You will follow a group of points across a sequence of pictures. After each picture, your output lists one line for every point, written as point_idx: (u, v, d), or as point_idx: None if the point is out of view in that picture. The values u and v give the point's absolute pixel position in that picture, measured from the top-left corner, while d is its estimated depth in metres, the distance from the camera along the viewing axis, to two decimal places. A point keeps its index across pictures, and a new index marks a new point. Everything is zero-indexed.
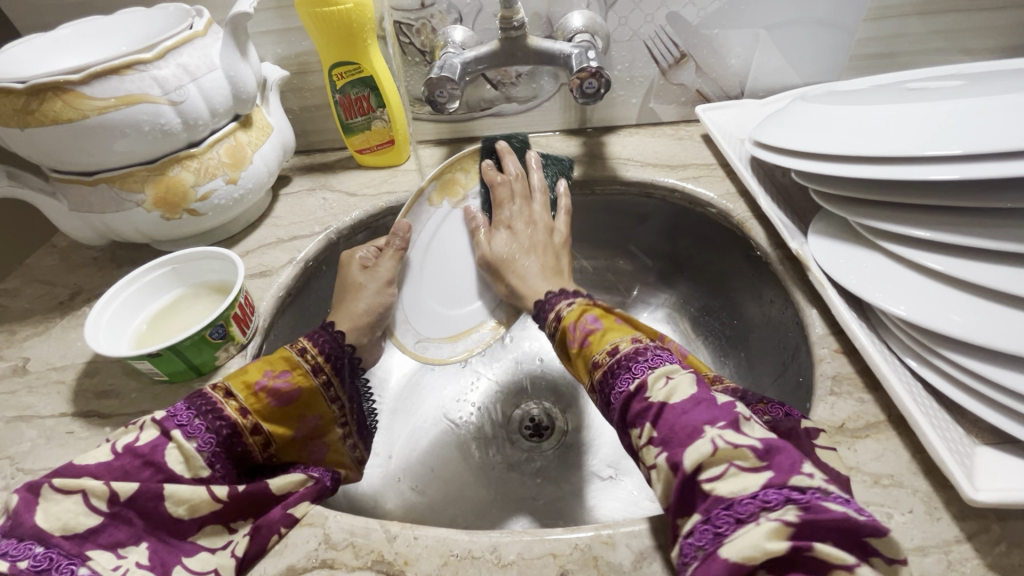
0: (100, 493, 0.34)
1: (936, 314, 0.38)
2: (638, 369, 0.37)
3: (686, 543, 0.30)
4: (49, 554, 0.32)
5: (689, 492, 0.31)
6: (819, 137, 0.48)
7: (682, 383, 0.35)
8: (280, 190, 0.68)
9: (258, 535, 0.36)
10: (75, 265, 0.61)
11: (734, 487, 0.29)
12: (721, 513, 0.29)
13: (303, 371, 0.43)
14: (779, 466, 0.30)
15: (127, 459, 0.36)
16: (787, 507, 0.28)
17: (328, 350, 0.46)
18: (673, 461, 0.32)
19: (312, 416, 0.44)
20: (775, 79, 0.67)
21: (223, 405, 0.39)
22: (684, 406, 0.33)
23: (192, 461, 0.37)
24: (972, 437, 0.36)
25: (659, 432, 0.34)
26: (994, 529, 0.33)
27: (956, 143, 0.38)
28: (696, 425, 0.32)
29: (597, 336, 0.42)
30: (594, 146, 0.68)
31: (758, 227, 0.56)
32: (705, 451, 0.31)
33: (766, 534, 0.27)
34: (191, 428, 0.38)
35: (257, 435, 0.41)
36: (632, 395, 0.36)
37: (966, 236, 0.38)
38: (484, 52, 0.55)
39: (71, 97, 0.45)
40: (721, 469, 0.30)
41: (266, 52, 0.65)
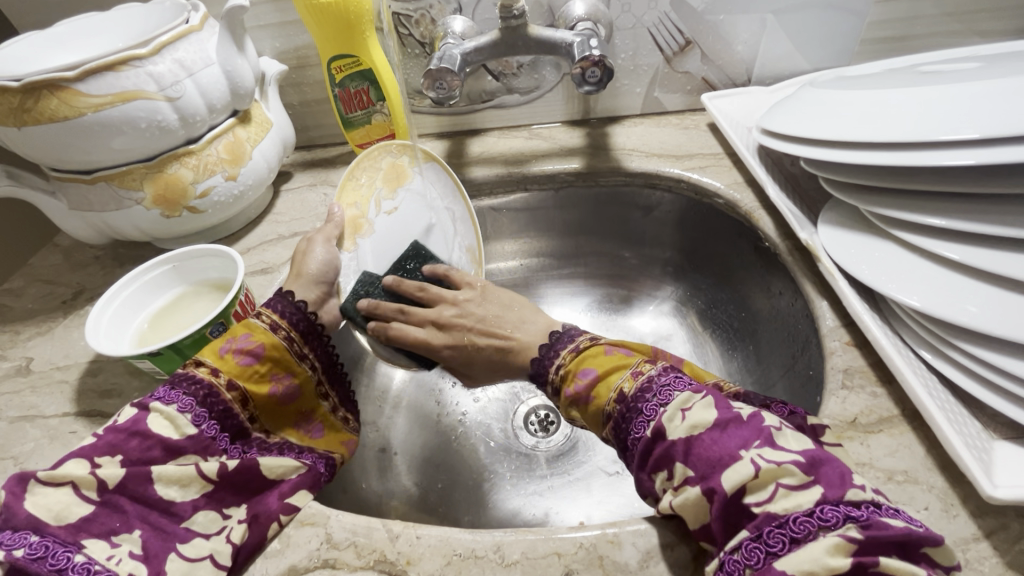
0: (89, 481, 0.33)
1: (952, 305, 0.36)
2: (648, 410, 0.36)
3: (729, 562, 0.29)
4: (44, 542, 0.31)
5: (733, 514, 0.30)
6: (828, 124, 0.46)
7: (699, 411, 0.34)
8: (281, 186, 0.68)
9: (256, 524, 0.36)
10: (78, 265, 0.61)
11: (786, 506, 0.29)
12: (774, 532, 0.28)
13: (263, 330, 0.43)
14: (829, 480, 0.29)
15: (111, 436, 0.36)
16: (847, 525, 0.27)
17: (286, 312, 0.45)
18: (710, 486, 0.31)
19: (287, 374, 0.44)
20: (782, 65, 0.65)
21: (194, 370, 0.40)
22: (712, 436, 0.32)
23: (176, 422, 0.37)
24: (989, 431, 0.34)
25: (694, 469, 0.32)
26: (1013, 526, 0.32)
27: (972, 127, 0.36)
28: (732, 451, 0.31)
29: (599, 386, 0.41)
30: (597, 137, 0.67)
31: (767, 217, 0.55)
32: (748, 471, 0.30)
33: (828, 549, 0.26)
34: (170, 397, 0.38)
35: (233, 391, 0.41)
36: (651, 440, 0.35)
37: (983, 225, 0.36)
38: (484, 42, 0.54)
39: (65, 94, 0.44)
40: (768, 491, 0.29)
41: (264, 46, 0.65)
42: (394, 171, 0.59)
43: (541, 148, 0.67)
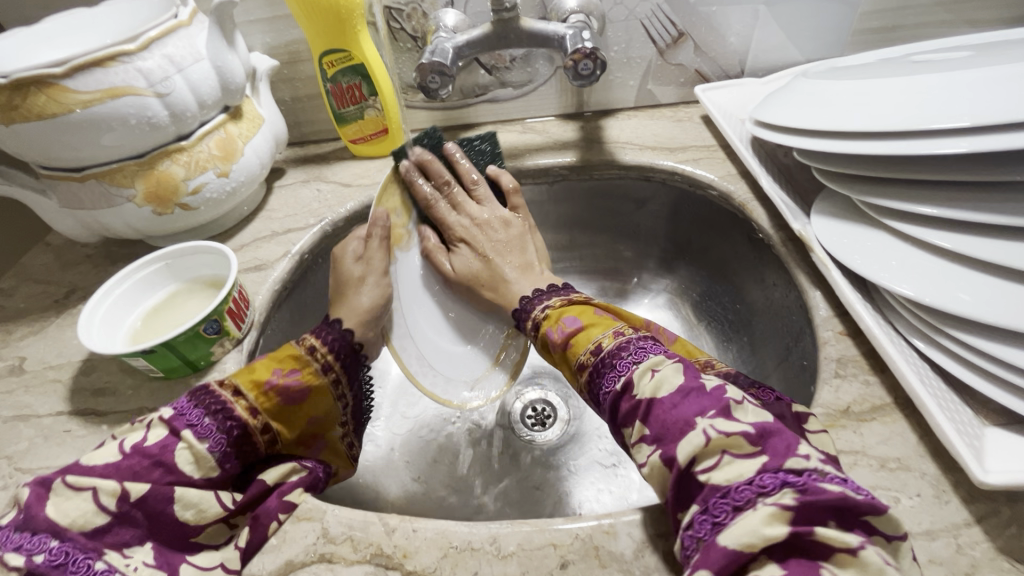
0: (111, 491, 0.34)
1: (944, 293, 0.37)
2: (622, 367, 0.37)
3: (687, 538, 0.30)
4: (64, 548, 0.32)
5: (686, 486, 0.31)
6: (821, 114, 0.46)
7: (667, 373, 0.35)
8: (274, 182, 0.68)
9: (257, 524, 0.36)
10: (70, 263, 0.61)
11: (729, 475, 0.29)
12: (719, 503, 0.29)
13: (313, 370, 0.44)
14: (774, 450, 0.30)
15: (136, 459, 0.35)
16: (784, 491, 0.28)
17: (337, 348, 0.46)
18: (667, 456, 0.32)
19: (318, 415, 0.44)
20: (775, 56, 0.65)
21: (234, 404, 0.40)
22: (672, 400, 0.33)
23: (202, 461, 0.37)
24: (980, 418, 0.35)
25: (652, 429, 0.33)
26: (1003, 511, 0.32)
27: (963, 115, 0.37)
28: (688, 417, 0.32)
29: (579, 336, 0.42)
30: (591, 131, 0.67)
31: (760, 208, 0.55)
32: (698, 441, 0.30)
33: (763, 520, 0.27)
34: (202, 429, 0.38)
35: (266, 434, 0.41)
36: (619, 394, 0.36)
37: (975, 213, 0.37)
38: (476, 35, 0.54)
39: (54, 90, 0.44)
40: (716, 459, 0.30)
41: (255, 41, 0.64)
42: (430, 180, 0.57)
43: (535, 141, 0.67)
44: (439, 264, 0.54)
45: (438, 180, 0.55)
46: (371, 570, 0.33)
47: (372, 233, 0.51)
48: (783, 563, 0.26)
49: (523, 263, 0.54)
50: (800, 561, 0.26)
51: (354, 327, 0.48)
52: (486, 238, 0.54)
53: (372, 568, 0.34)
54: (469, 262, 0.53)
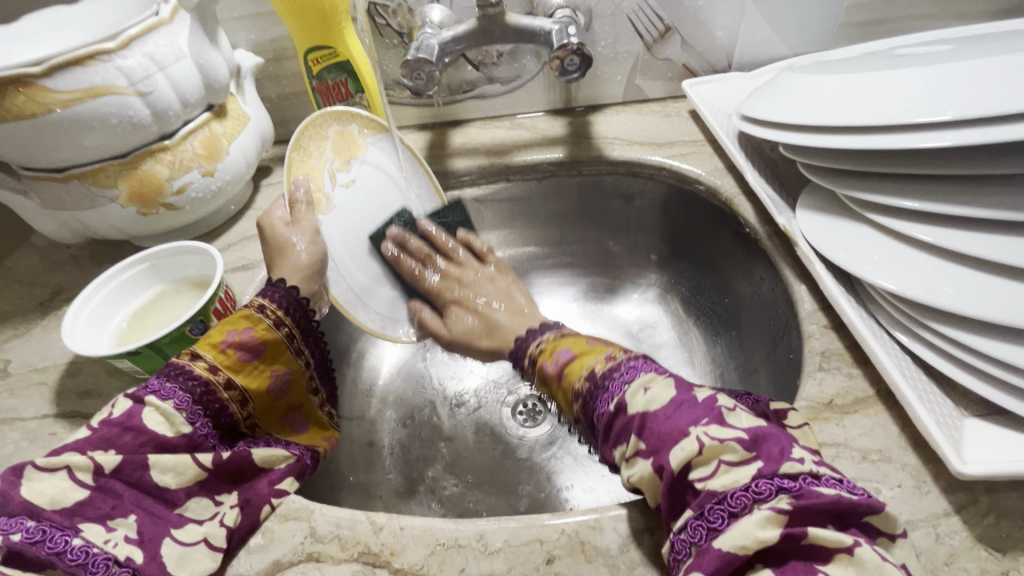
0: (84, 466, 0.34)
1: (927, 286, 0.37)
2: (614, 388, 0.37)
3: (678, 542, 0.30)
4: (41, 527, 0.31)
5: (679, 492, 0.31)
6: (806, 109, 0.46)
7: (659, 389, 0.35)
8: (261, 180, 0.67)
9: (248, 508, 0.36)
10: (54, 264, 0.60)
11: (726, 481, 0.29)
12: (714, 509, 0.29)
13: (266, 325, 0.43)
14: (768, 455, 0.30)
15: (105, 429, 0.35)
16: (779, 496, 0.28)
17: (286, 305, 0.45)
18: (659, 463, 0.32)
19: (283, 370, 0.44)
20: (763, 50, 0.65)
21: (192, 365, 0.39)
22: (666, 412, 0.33)
23: (172, 419, 0.37)
24: (961, 409, 0.35)
25: (647, 443, 0.33)
26: (983, 500, 0.33)
27: (945, 109, 0.37)
28: (681, 428, 0.32)
29: (574, 364, 0.42)
30: (579, 126, 0.67)
31: (747, 203, 0.55)
32: (691, 450, 0.31)
33: (759, 523, 0.27)
34: (164, 391, 0.37)
35: (232, 391, 0.41)
36: (613, 414, 0.36)
37: (956, 206, 0.37)
38: (462, 31, 0.54)
39: (33, 90, 0.43)
40: (711, 467, 0.30)
41: (239, 38, 0.63)
42: (343, 138, 0.56)
43: (523, 137, 0.67)
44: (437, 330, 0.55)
45: (424, 255, 0.58)
46: (358, 569, 0.33)
47: (297, 202, 0.50)
48: (778, 567, 0.27)
49: (513, 307, 0.56)
50: (795, 565, 0.27)
51: (297, 284, 0.47)
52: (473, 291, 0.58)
53: (360, 567, 0.34)
54: (465, 324, 0.55)
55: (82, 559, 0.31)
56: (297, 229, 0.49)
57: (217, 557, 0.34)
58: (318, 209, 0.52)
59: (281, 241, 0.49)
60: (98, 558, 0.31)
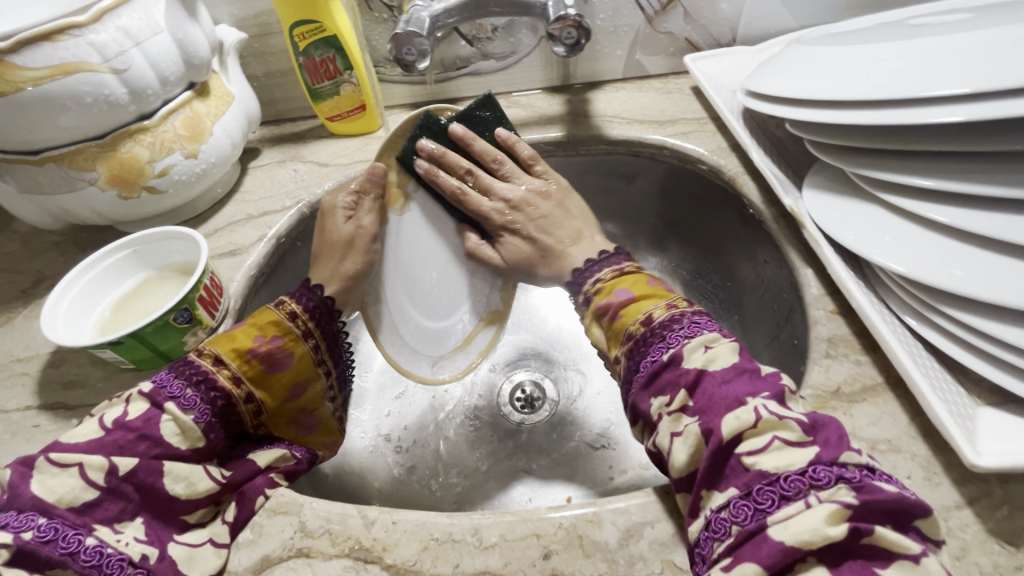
0: (98, 466, 0.32)
1: (937, 269, 0.35)
2: (672, 340, 0.37)
3: (715, 521, 0.29)
4: (53, 524, 0.30)
5: (721, 463, 0.30)
6: (814, 83, 0.44)
7: (722, 350, 0.34)
8: (249, 163, 0.65)
9: (244, 500, 0.36)
10: (37, 251, 0.58)
11: (779, 462, 0.28)
12: (764, 490, 0.28)
13: (294, 337, 0.43)
14: (826, 441, 0.29)
15: (119, 434, 0.34)
16: (838, 486, 0.27)
17: (313, 310, 0.45)
18: (707, 427, 0.31)
19: (304, 383, 0.44)
20: (768, 23, 0.62)
21: (216, 373, 0.39)
22: (724, 376, 0.33)
23: (188, 432, 0.36)
24: (973, 397, 0.34)
25: (696, 402, 0.32)
26: (996, 492, 0.31)
27: (964, 79, 0.35)
28: (738, 396, 0.31)
29: (630, 307, 0.41)
30: (578, 104, 0.64)
31: (751, 183, 0.53)
32: (747, 420, 0.30)
33: (825, 517, 0.26)
34: (185, 400, 0.37)
35: (250, 403, 0.40)
36: (664, 365, 0.36)
37: (969, 183, 0.35)
38: (454, 2, 0.51)
39: (0, 67, 0.41)
40: (766, 441, 0.29)
41: (222, 13, 0.61)
42: None
43: (519, 116, 0.64)
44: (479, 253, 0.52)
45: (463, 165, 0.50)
46: (350, 565, 0.32)
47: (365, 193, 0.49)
48: (834, 568, 0.25)
49: (575, 233, 0.50)
50: (852, 564, 0.25)
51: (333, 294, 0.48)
52: (534, 219, 0.51)
53: (352, 563, 0.32)
54: (518, 249, 0.51)
55: (96, 561, 0.30)
56: (357, 226, 0.48)
57: (224, 553, 0.34)
58: (390, 206, 0.51)
59: (338, 238, 0.48)
60: (111, 559, 0.30)
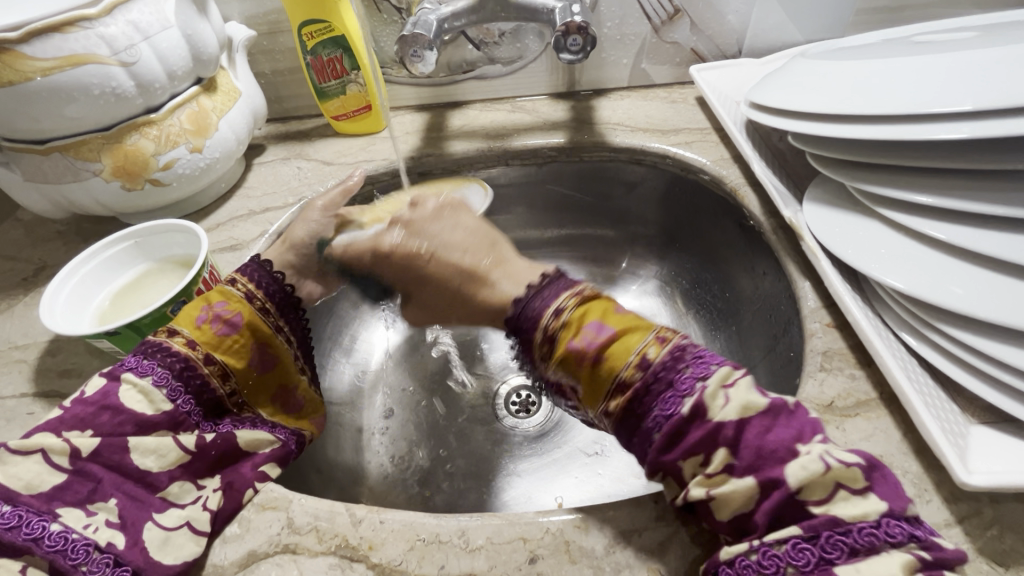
0: (60, 450, 0.32)
1: (935, 285, 0.35)
2: (684, 385, 0.32)
3: (768, 558, 0.28)
4: (17, 512, 0.30)
5: (783, 514, 0.29)
6: (817, 97, 0.44)
7: (744, 391, 0.31)
8: (254, 158, 0.65)
9: (231, 490, 0.35)
10: (40, 239, 0.59)
11: (853, 513, 0.28)
12: (835, 539, 0.27)
13: (239, 300, 0.43)
14: (890, 492, 0.29)
15: (79, 409, 0.35)
16: (910, 542, 0.27)
17: (260, 280, 0.45)
18: (768, 477, 0.29)
19: (264, 345, 0.44)
20: (774, 36, 0.63)
21: (170, 341, 0.39)
22: (765, 424, 0.30)
23: (151, 396, 0.36)
24: (967, 415, 0.33)
25: (743, 457, 0.30)
26: (987, 512, 0.31)
27: (964, 98, 0.35)
28: (791, 447, 0.29)
29: (615, 346, 0.34)
30: (582, 111, 0.65)
31: (752, 194, 0.53)
32: (814, 469, 0.28)
33: (899, 567, 0.26)
34: (142, 368, 0.37)
35: (212, 365, 0.40)
36: (689, 419, 0.31)
37: (969, 202, 0.35)
38: (461, 6, 0.52)
39: (10, 56, 0.41)
40: (831, 491, 0.28)
41: (233, 10, 0.61)
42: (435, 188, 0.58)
43: (524, 121, 0.64)
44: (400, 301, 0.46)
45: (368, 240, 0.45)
46: (335, 563, 0.32)
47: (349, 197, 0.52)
48: None
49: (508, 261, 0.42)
50: None
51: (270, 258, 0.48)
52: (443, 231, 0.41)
53: (337, 561, 0.32)
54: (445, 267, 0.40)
55: (61, 545, 0.30)
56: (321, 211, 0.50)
57: (201, 541, 0.33)
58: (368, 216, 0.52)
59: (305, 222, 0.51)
60: (77, 544, 0.30)
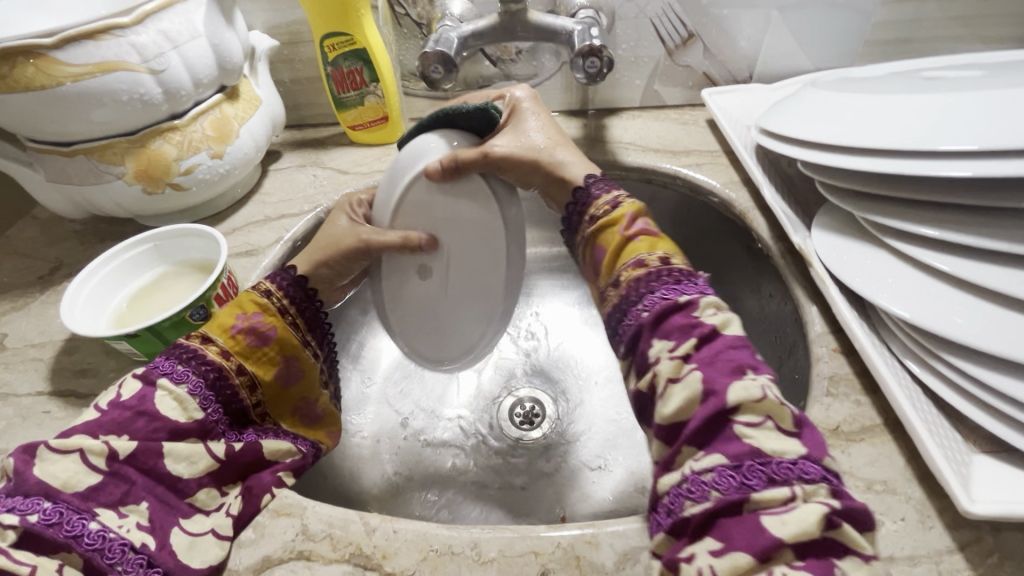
0: (98, 450, 0.33)
1: (937, 316, 0.36)
2: (689, 289, 0.37)
3: (696, 483, 0.30)
4: (58, 508, 0.31)
5: (713, 425, 0.31)
6: (827, 128, 0.46)
7: (733, 321, 0.36)
8: (270, 165, 0.66)
9: (250, 495, 0.36)
10: (57, 238, 0.60)
11: (774, 446, 0.30)
12: (754, 469, 0.29)
13: (275, 313, 0.43)
14: (812, 444, 0.30)
15: (116, 412, 0.35)
16: (820, 485, 0.28)
17: (294, 295, 0.44)
18: (710, 388, 0.32)
19: (291, 358, 0.44)
20: (785, 63, 0.64)
21: (204, 349, 0.40)
22: (733, 343, 0.34)
23: (185, 404, 0.37)
24: (969, 444, 0.34)
25: (702, 353, 0.33)
26: (988, 540, 0.32)
27: (969, 137, 0.36)
28: (744, 366, 0.32)
29: (647, 239, 0.41)
30: (595, 129, 0.66)
31: (761, 217, 0.54)
32: (755, 393, 0.31)
33: (809, 509, 0.27)
34: (178, 375, 0.38)
35: (243, 375, 0.41)
36: (679, 306, 0.36)
37: (973, 237, 0.36)
38: (483, 26, 0.53)
39: (43, 62, 0.43)
40: (759, 418, 0.30)
41: (256, 20, 0.63)
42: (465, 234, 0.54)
43: None
44: (475, 163, 0.42)
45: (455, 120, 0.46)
46: (349, 570, 0.33)
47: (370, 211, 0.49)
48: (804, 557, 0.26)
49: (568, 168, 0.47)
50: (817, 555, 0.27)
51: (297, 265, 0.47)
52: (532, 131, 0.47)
53: (351, 568, 0.33)
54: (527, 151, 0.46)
55: (99, 544, 0.31)
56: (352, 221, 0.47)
57: (224, 545, 0.34)
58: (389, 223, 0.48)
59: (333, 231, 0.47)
60: (114, 544, 0.31)
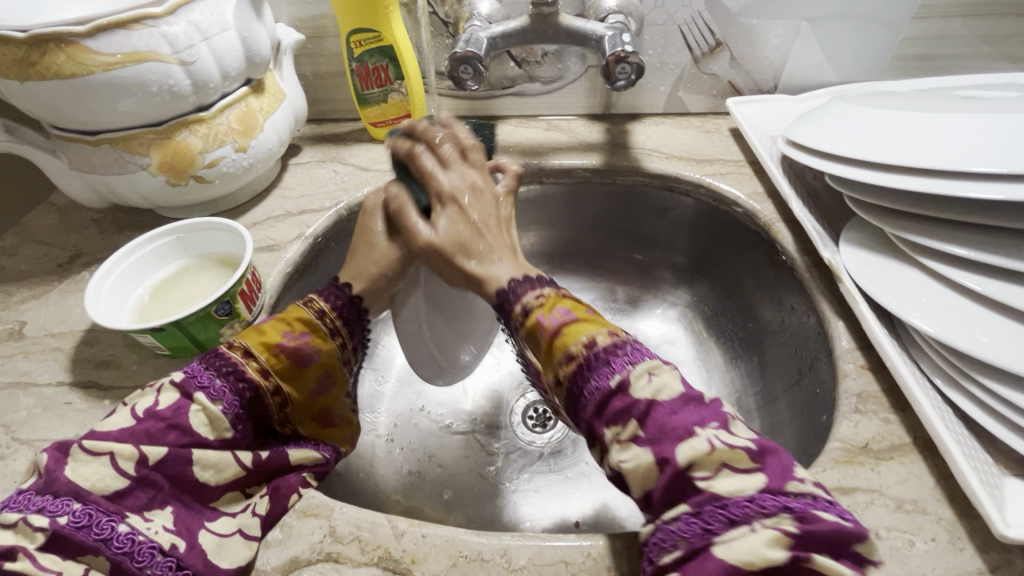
0: (129, 455, 0.33)
1: (962, 333, 0.37)
2: (618, 365, 0.34)
3: (665, 531, 0.30)
4: (87, 510, 0.31)
5: (675, 488, 0.30)
6: (857, 143, 0.45)
7: (666, 378, 0.33)
8: (290, 159, 0.66)
9: (277, 494, 0.36)
10: (76, 226, 0.59)
11: (730, 487, 0.29)
12: (715, 512, 0.29)
13: (322, 334, 0.41)
14: (772, 472, 0.30)
15: (150, 423, 0.34)
16: (783, 516, 0.28)
17: (343, 311, 0.43)
18: (661, 456, 0.30)
19: (327, 377, 0.42)
20: (810, 75, 0.64)
21: (245, 365, 0.38)
22: (672, 406, 0.32)
23: (217, 423, 0.36)
24: (1000, 467, 0.35)
25: (647, 431, 0.32)
26: (1018, 563, 0.32)
27: (1007, 160, 0.36)
28: (688, 425, 0.31)
29: (571, 326, 0.37)
30: (617, 134, 0.66)
31: (786, 230, 0.54)
32: (701, 448, 0.30)
33: (765, 541, 0.27)
34: (215, 391, 0.37)
35: (277, 396, 0.39)
36: (613, 392, 0.33)
37: (1008, 259, 0.36)
38: (513, 28, 0.53)
39: (74, 50, 0.42)
40: (713, 469, 0.30)
41: (282, 13, 0.62)
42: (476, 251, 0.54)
43: (559, 140, 0.65)
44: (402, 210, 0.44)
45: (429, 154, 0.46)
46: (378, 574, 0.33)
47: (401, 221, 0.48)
48: None
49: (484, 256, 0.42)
50: None
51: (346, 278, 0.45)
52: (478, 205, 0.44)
53: (380, 572, 0.33)
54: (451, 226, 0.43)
55: (127, 547, 0.30)
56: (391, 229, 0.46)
57: (252, 546, 0.34)
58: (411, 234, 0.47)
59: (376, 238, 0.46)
60: (143, 547, 0.31)
